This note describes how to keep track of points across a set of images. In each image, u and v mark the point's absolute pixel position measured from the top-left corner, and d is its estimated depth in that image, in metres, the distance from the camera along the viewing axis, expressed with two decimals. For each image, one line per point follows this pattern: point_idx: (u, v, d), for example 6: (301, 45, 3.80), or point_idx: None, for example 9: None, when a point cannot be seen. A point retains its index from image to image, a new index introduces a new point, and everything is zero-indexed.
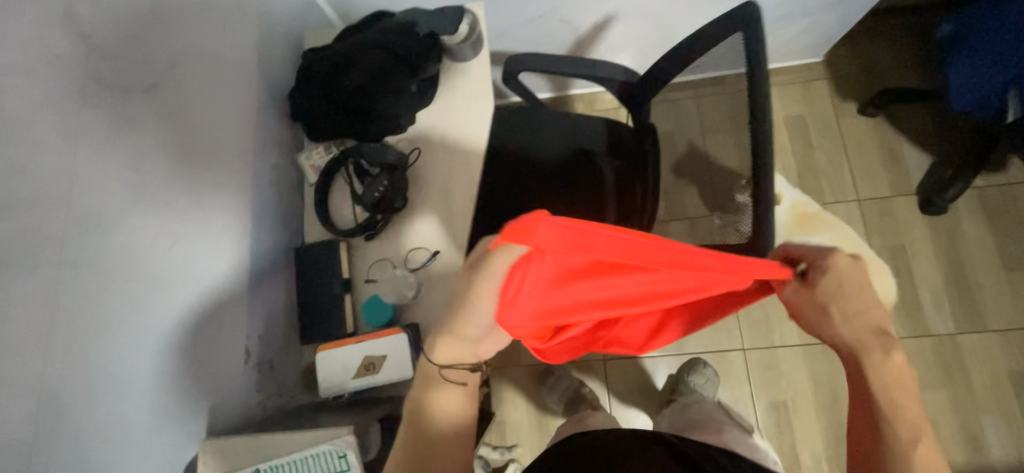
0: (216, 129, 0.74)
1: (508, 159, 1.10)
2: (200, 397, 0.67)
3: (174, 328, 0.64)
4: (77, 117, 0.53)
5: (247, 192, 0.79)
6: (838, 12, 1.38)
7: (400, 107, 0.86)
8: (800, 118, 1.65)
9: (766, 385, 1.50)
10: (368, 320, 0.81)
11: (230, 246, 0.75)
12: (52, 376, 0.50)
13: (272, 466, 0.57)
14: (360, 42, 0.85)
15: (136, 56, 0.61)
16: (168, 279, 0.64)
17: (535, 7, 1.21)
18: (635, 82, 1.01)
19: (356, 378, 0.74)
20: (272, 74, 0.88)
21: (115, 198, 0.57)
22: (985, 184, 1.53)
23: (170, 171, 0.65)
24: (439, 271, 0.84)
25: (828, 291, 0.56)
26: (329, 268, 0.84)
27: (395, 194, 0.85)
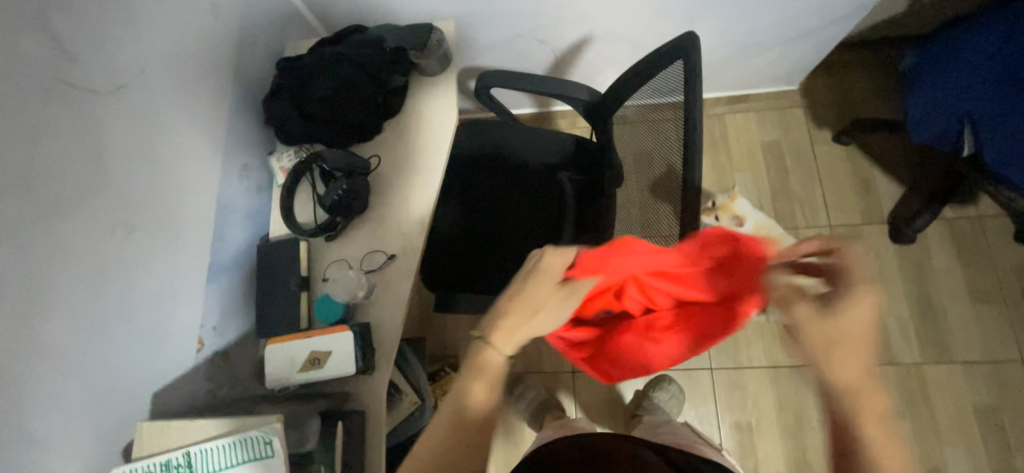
0: (184, 130, 0.79)
1: (475, 170, 1.15)
2: (147, 381, 0.71)
3: (127, 312, 0.68)
4: (43, 114, 0.58)
5: (210, 189, 0.84)
6: (807, 44, 1.42)
7: (367, 116, 0.92)
8: (775, 144, 1.68)
9: (731, 406, 1.50)
10: (320, 316, 0.85)
11: (190, 239, 0.80)
12: (0, 349, 0.53)
13: (202, 449, 0.62)
14: (332, 53, 0.91)
15: (107, 59, 0.66)
16: (124, 266, 0.68)
17: (511, 27, 1.27)
18: (597, 101, 1.05)
19: (301, 371, 0.78)
20: (246, 80, 0.93)
21: (77, 188, 0.62)
22: (955, 216, 1.55)
23: (135, 166, 0.70)
24: (392, 273, 0.88)
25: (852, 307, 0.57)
26: (288, 266, 0.89)
27: (355, 198, 0.88)
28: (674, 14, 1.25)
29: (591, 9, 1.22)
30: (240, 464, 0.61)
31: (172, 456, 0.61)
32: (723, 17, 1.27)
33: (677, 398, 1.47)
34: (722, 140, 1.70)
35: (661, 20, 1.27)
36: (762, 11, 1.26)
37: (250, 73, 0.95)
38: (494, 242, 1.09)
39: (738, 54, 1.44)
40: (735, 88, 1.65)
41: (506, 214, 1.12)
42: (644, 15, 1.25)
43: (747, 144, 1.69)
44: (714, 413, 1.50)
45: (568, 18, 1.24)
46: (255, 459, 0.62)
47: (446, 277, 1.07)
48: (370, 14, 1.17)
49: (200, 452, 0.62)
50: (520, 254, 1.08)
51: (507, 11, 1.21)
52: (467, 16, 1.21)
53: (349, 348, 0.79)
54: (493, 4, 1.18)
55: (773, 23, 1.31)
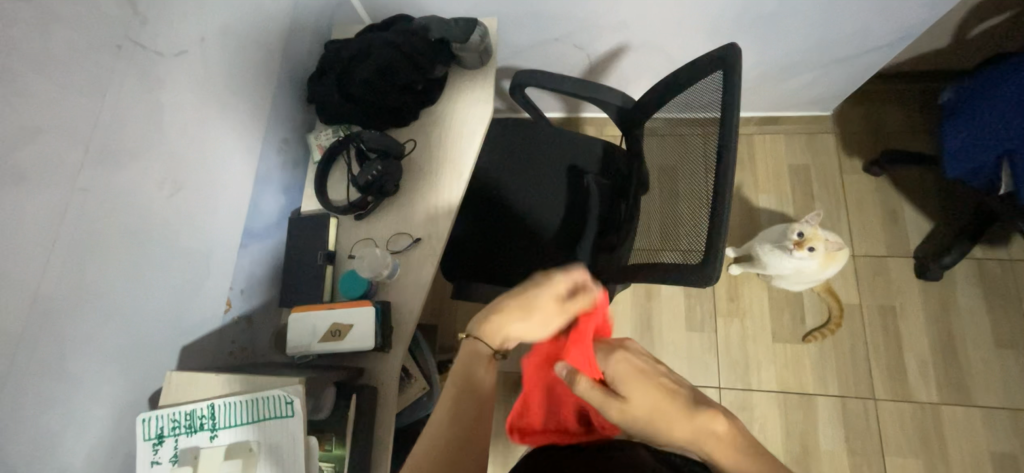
0: (231, 99, 0.82)
1: (501, 166, 1.17)
2: (178, 334, 0.74)
3: (164, 264, 0.71)
4: (111, 69, 0.61)
5: (251, 159, 0.88)
6: (844, 72, 1.42)
7: (406, 103, 0.95)
8: (804, 168, 1.67)
9: None
10: (343, 291, 0.87)
11: (226, 205, 0.82)
12: (48, 284, 0.56)
13: (225, 404, 0.64)
14: (376, 39, 0.93)
15: (173, 25, 0.69)
16: (165, 222, 0.71)
17: (550, 30, 1.29)
18: (630, 106, 1.05)
19: (322, 342, 0.80)
20: (291, 58, 0.97)
21: (133, 141, 0.64)
22: (984, 256, 1.52)
23: (185, 127, 0.73)
24: (416, 256, 0.90)
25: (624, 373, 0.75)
26: (316, 241, 0.91)
27: (388, 179, 0.90)
28: (713, 29, 1.26)
29: (631, 18, 1.23)
30: (262, 421, 0.63)
31: (196, 407, 0.64)
32: (761, 36, 1.28)
33: None
34: (749, 158, 1.70)
35: (699, 35, 1.28)
36: (802, 33, 1.26)
37: (295, 51, 0.99)
38: (516, 238, 1.11)
39: (773, 75, 1.45)
40: (766, 109, 1.64)
41: (529, 210, 1.13)
42: (683, 29, 1.26)
43: (775, 165, 1.68)
44: None
45: (607, 25, 1.26)
46: (273, 417, 0.63)
47: (466, 268, 1.09)
48: (415, 7, 1.21)
49: (223, 406, 0.64)
50: (540, 251, 1.10)
51: (548, 15, 1.24)
52: (507, 15, 1.23)
53: (369, 325, 0.80)
54: (535, 6, 1.20)
55: (810, 47, 1.31)
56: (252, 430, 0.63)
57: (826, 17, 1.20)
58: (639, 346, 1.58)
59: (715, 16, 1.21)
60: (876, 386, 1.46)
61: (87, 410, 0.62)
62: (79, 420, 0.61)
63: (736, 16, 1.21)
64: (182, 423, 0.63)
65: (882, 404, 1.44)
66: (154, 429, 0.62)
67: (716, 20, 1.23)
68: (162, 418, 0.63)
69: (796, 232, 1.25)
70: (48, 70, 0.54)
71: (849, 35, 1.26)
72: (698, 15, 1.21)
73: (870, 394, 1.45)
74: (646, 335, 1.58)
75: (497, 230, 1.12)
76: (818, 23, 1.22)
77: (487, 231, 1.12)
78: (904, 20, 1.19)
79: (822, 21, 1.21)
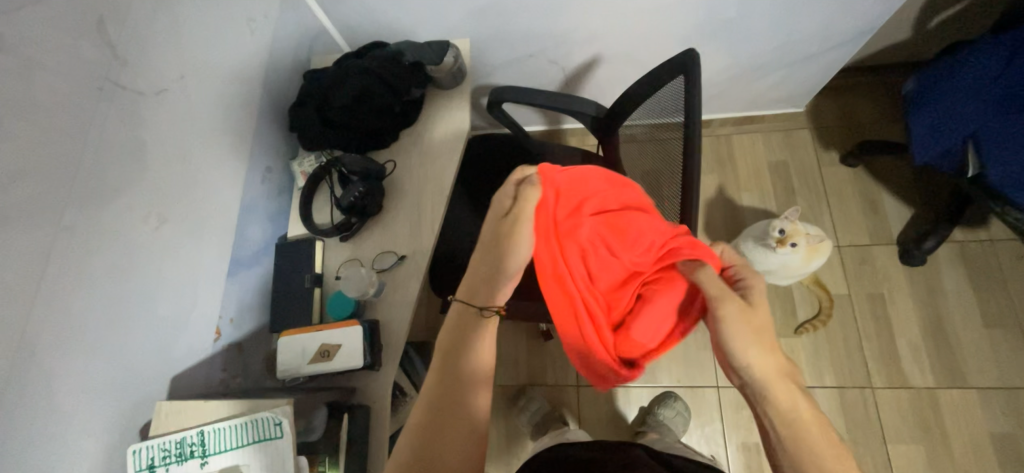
0: (213, 132, 0.85)
1: (484, 180, 1.20)
2: (169, 364, 0.75)
3: (152, 296, 0.72)
4: (93, 110, 0.63)
5: (236, 189, 0.90)
6: (811, 69, 1.46)
7: (385, 126, 0.98)
8: (783, 164, 1.71)
9: (738, 426, 1.48)
10: (332, 312, 0.88)
11: (213, 235, 0.84)
12: (36, 321, 0.57)
13: (215, 430, 0.65)
14: (352, 66, 0.97)
15: (153, 65, 0.72)
16: (152, 255, 0.73)
17: (524, 47, 1.33)
18: (603, 115, 1.08)
19: (311, 363, 0.81)
20: (271, 89, 1.01)
21: (117, 178, 0.67)
22: (965, 239, 1.54)
23: (169, 162, 0.75)
24: (402, 273, 0.92)
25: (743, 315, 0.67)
26: (303, 264, 0.93)
27: (370, 199, 0.92)
28: (679, 37, 1.30)
29: (601, 31, 1.28)
30: (251, 444, 0.64)
31: (186, 434, 0.64)
32: (727, 41, 1.33)
33: (683, 415, 1.45)
34: (728, 158, 1.74)
35: (667, 43, 1.33)
36: (765, 35, 1.31)
37: (275, 83, 1.02)
38: None
39: (743, 76, 1.49)
40: (741, 109, 1.69)
41: None
42: (651, 37, 1.30)
43: (754, 163, 1.72)
44: (720, 433, 1.48)
45: (578, 39, 1.30)
46: (263, 439, 0.64)
47: (455, 283, 1.11)
48: (392, 33, 1.25)
49: (213, 432, 0.64)
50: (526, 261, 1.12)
51: (520, 34, 1.28)
52: (481, 35, 1.28)
53: (358, 344, 0.81)
54: (506, 25, 1.24)
55: (774, 47, 1.36)
56: (244, 453, 0.64)
57: (786, 19, 1.25)
58: None
59: (681, 24, 1.26)
60: (872, 374, 1.46)
61: (78, 445, 0.63)
62: (71, 455, 0.62)
63: (701, 22, 1.25)
64: (173, 452, 0.63)
65: (879, 393, 1.44)
66: (145, 460, 0.62)
67: (683, 28, 1.27)
68: (153, 448, 0.63)
69: (777, 229, 1.28)
70: (32, 115, 0.57)
71: (810, 35, 1.31)
72: (664, 24, 1.26)
73: (866, 383, 1.46)
74: None
75: None
76: (781, 25, 1.27)
77: (472, 244, 1.14)
78: (860, 18, 1.24)
79: (784, 23, 1.26)
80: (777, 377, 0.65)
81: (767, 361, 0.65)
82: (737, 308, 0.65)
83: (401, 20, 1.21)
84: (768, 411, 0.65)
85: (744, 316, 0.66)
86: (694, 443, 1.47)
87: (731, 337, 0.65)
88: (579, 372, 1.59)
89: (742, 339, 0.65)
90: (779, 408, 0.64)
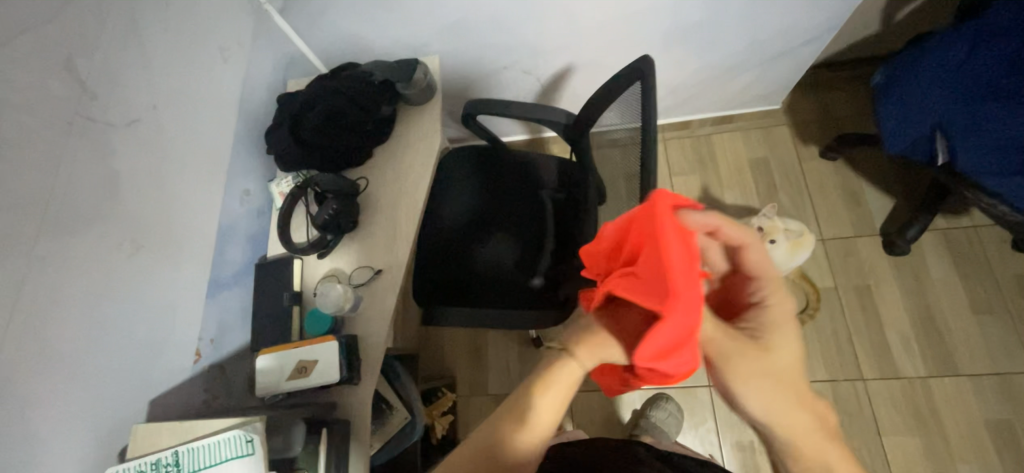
0: (188, 158, 0.87)
1: (461, 192, 1.22)
2: (147, 387, 0.77)
3: (127, 320, 0.74)
4: (64, 143, 0.66)
5: (213, 213, 0.93)
6: (783, 67, 1.48)
7: (359, 144, 1.00)
8: (763, 161, 1.72)
9: (731, 425, 1.47)
10: (310, 329, 0.90)
11: (191, 258, 0.86)
12: (11, 351, 0.59)
13: (190, 449, 0.66)
14: (323, 89, 0.99)
15: (124, 98, 0.75)
16: (127, 280, 0.74)
17: (497, 60, 1.36)
18: (572, 122, 1.11)
19: (289, 380, 0.82)
20: (247, 114, 1.03)
21: (89, 208, 0.69)
22: (949, 226, 1.55)
23: (142, 190, 0.78)
24: (379, 287, 0.93)
25: (759, 359, 0.58)
26: (282, 283, 0.95)
27: (344, 216, 0.95)
28: (648, 41, 1.33)
29: (571, 41, 1.31)
30: (225, 462, 0.65)
31: (161, 455, 0.65)
32: (696, 43, 1.36)
33: (675, 416, 1.44)
34: (709, 157, 1.76)
35: (637, 48, 1.36)
36: (733, 36, 1.33)
37: (250, 107, 1.05)
38: (480, 260, 1.14)
39: (716, 77, 1.52)
40: (718, 109, 1.71)
41: (492, 231, 1.17)
42: (621, 44, 1.33)
43: (735, 161, 1.74)
44: (714, 432, 1.47)
45: (549, 50, 1.33)
46: (237, 456, 0.66)
47: (436, 294, 1.13)
48: (366, 54, 1.28)
49: (188, 451, 0.66)
50: (505, 269, 1.13)
51: (492, 48, 1.31)
52: (454, 51, 1.31)
53: (334, 358, 0.82)
54: (478, 40, 1.27)
55: (744, 48, 1.38)
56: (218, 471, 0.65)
57: (752, 20, 1.27)
58: None
59: (649, 30, 1.29)
60: (863, 366, 1.46)
61: (56, 471, 0.64)
62: None
63: (669, 26, 1.28)
64: None
65: (872, 385, 1.44)
66: None
67: (651, 33, 1.30)
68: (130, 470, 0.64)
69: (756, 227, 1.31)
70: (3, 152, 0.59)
71: (777, 34, 1.33)
72: (632, 30, 1.28)
73: (858, 375, 1.45)
74: None
75: (462, 254, 1.16)
76: (747, 26, 1.29)
77: (452, 255, 1.16)
78: (824, 15, 1.27)
79: (750, 24, 1.29)
80: (808, 436, 0.59)
81: (793, 419, 0.59)
82: (749, 356, 0.58)
83: (375, 40, 1.24)
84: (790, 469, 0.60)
85: (767, 368, 0.59)
86: (688, 443, 1.47)
87: (751, 397, 0.59)
88: None
89: (764, 399, 0.58)
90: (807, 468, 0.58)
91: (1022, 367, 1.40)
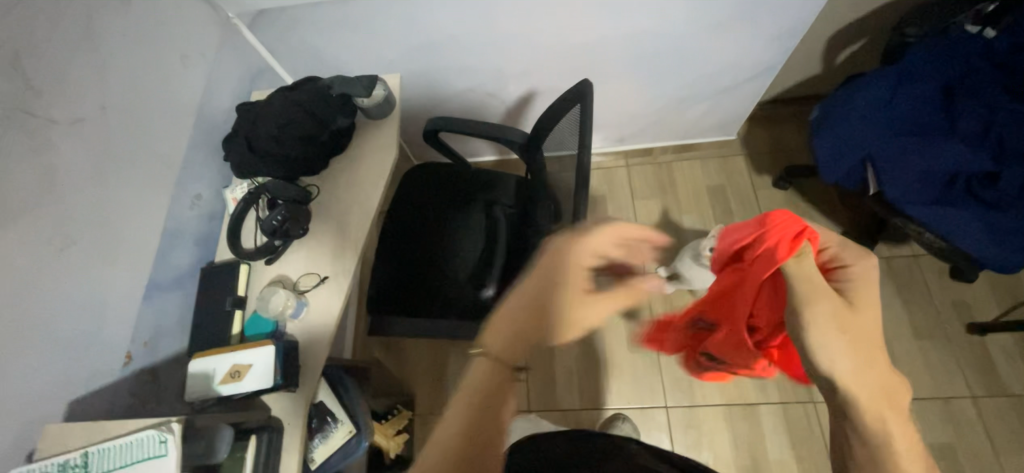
0: (139, 160, 0.88)
1: (420, 206, 1.24)
2: (67, 387, 0.75)
3: (53, 318, 0.73)
4: (2, 136, 0.67)
5: (161, 215, 0.93)
6: (733, 101, 1.58)
7: (315, 154, 1.02)
8: (720, 187, 1.80)
9: (686, 446, 1.47)
10: (251, 333, 0.90)
11: (132, 259, 0.86)
12: None
13: (99, 449, 0.69)
14: (283, 100, 1.02)
15: (72, 96, 0.77)
16: (56, 276, 0.74)
17: (461, 82, 1.42)
18: (527, 141, 1.15)
19: (221, 384, 0.82)
20: (205, 121, 1.06)
21: (20, 202, 0.69)
22: (890, 254, 1.63)
23: (80, 188, 0.78)
24: (323, 294, 0.93)
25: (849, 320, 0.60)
26: (226, 288, 0.95)
27: (292, 223, 0.95)
28: (604, 70, 1.41)
29: (532, 67, 1.38)
30: (136, 462, 0.68)
31: (69, 457, 0.68)
32: (649, 75, 1.44)
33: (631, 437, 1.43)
34: (669, 183, 1.83)
35: (595, 76, 1.43)
36: (683, 69, 1.42)
37: (210, 115, 1.07)
38: (435, 272, 1.16)
39: (671, 107, 1.60)
40: (677, 138, 1.80)
41: (449, 245, 1.19)
42: (580, 70, 1.40)
43: (693, 187, 1.81)
44: None
45: (511, 74, 1.40)
46: (149, 456, 0.68)
47: (389, 305, 1.13)
48: (334, 71, 1.32)
49: (98, 451, 0.69)
50: (459, 282, 1.14)
51: (455, 70, 1.37)
52: (420, 71, 1.36)
53: (269, 363, 0.81)
54: (443, 62, 1.33)
55: (695, 80, 1.47)
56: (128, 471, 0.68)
57: (700, 55, 1.37)
58: (586, 373, 1.59)
59: (604, 59, 1.37)
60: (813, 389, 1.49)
61: None
62: None
63: (622, 57, 1.36)
64: None
65: (821, 406, 1.47)
66: None
67: (606, 62, 1.38)
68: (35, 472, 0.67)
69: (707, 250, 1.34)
70: None
71: (724, 69, 1.43)
72: (589, 59, 1.36)
73: (808, 397, 1.48)
74: (591, 360, 1.60)
75: (418, 266, 1.17)
76: (694, 59, 1.38)
77: (408, 267, 1.17)
78: (766, 54, 1.37)
79: (698, 57, 1.38)
80: (879, 398, 0.57)
81: (865, 378, 0.57)
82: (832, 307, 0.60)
83: (342, 57, 1.28)
84: (848, 424, 0.58)
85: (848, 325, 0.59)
86: None
87: (817, 345, 0.60)
88: (531, 396, 1.58)
89: (845, 354, 0.58)
90: (865, 427, 0.57)
91: (961, 392, 1.45)
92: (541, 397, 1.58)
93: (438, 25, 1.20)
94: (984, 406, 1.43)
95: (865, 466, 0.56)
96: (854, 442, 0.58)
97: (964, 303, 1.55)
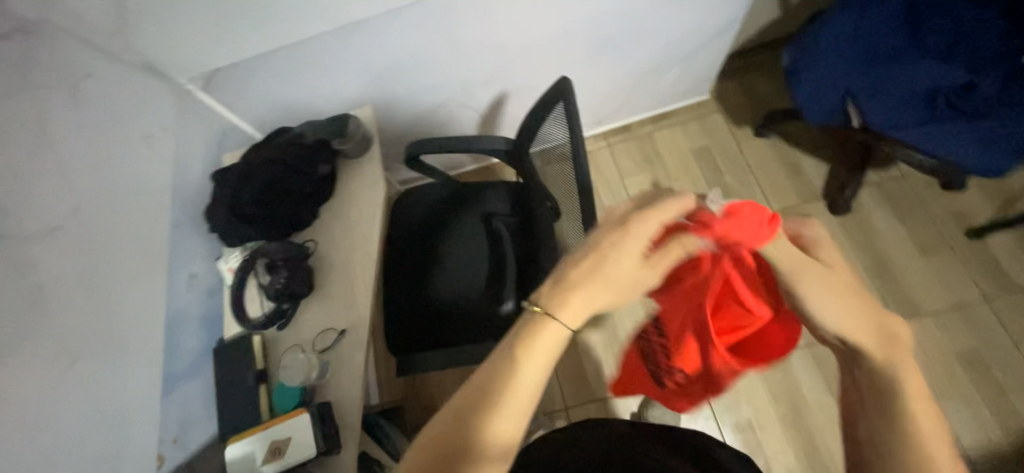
0: (125, 254, 0.85)
1: (418, 234, 1.22)
2: None
3: (76, 438, 0.70)
4: None
5: (160, 303, 0.90)
6: (701, 61, 1.58)
7: (303, 207, 0.99)
8: (704, 148, 1.80)
9: (727, 409, 1.48)
10: (281, 404, 0.87)
11: (142, 356, 0.83)
12: None
13: None
14: (257, 159, 0.99)
15: (43, 206, 0.73)
16: (68, 395, 0.70)
17: (430, 100, 1.39)
18: (512, 147, 1.13)
19: (264, 464, 0.79)
20: (182, 197, 1.02)
21: (15, 328, 0.65)
22: (881, 179, 1.65)
23: (72, 298, 0.74)
24: (344, 347, 0.91)
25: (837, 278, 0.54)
26: (244, 362, 0.92)
27: (296, 284, 0.93)
28: (571, 58, 1.39)
29: (498, 70, 1.35)
30: None
31: None
32: (614, 54, 1.43)
33: (672, 413, 1.44)
34: (654, 154, 1.82)
35: (562, 66, 1.41)
36: (648, 41, 1.41)
37: (185, 189, 1.03)
38: (448, 298, 1.13)
39: (642, 80, 1.59)
40: (652, 108, 1.79)
41: (456, 267, 1.16)
42: (547, 64, 1.38)
43: (678, 153, 1.81)
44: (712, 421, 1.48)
45: (479, 81, 1.37)
46: None
47: (409, 341, 1.11)
48: (300, 115, 1.28)
49: None
50: (474, 302, 1.12)
51: (422, 89, 1.34)
52: (387, 98, 1.33)
53: (308, 433, 0.80)
54: (408, 84, 1.30)
55: (661, 50, 1.46)
56: None
57: (661, 25, 1.36)
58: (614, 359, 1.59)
59: (569, 48, 1.35)
60: None
61: None
62: None
63: (586, 42, 1.34)
64: None
65: None
66: None
67: (572, 50, 1.36)
68: None
69: None
70: None
71: (687, 33, 1.42)
72: (554, 50, 1.34)
73: None
74: (616, 345, 1.60)
75: (429, 295, 1.15)
76: (656, 29, 1.37)
77: (420, 298, 1.15)
78: (725, 10, 1.36)
79: (659, 26, 1.36)
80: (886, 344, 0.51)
81: (866, 322, 0.52)
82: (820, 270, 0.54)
83: (305, 101, 1.24)
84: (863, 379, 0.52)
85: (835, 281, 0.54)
86: None
87: (820, 312, 0.54)
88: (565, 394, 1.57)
89: (833, 309, 0.53)
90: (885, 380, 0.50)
91: (976, 298, 1.48)
92: (575, 393, 1.58)
93: (397, 48, 1.17)
94: (1000, 307, 1.46)
95: (872, 416, 0.51)
96: (864, 400, 0.52)
97: (961, 212, 1.58)
